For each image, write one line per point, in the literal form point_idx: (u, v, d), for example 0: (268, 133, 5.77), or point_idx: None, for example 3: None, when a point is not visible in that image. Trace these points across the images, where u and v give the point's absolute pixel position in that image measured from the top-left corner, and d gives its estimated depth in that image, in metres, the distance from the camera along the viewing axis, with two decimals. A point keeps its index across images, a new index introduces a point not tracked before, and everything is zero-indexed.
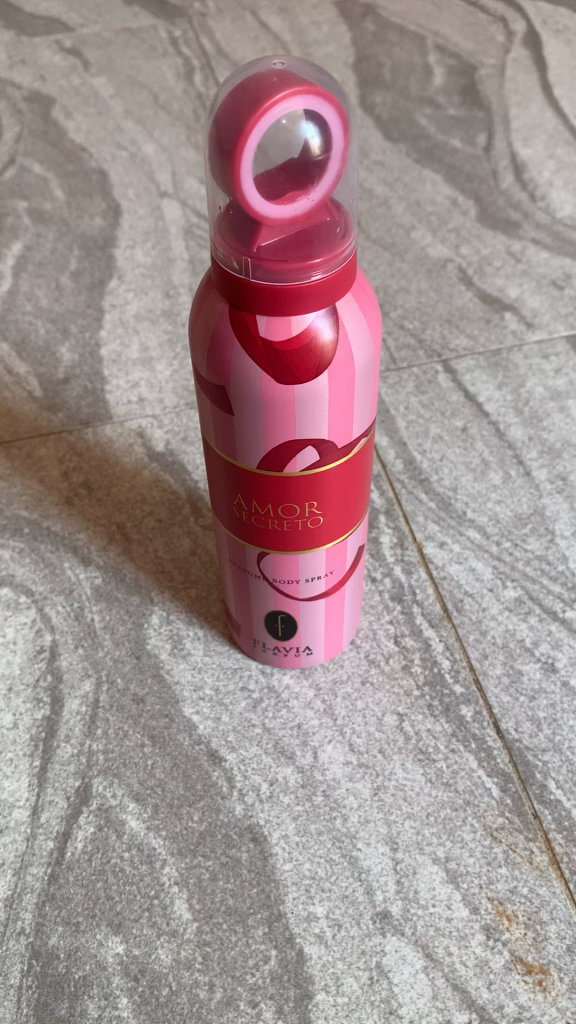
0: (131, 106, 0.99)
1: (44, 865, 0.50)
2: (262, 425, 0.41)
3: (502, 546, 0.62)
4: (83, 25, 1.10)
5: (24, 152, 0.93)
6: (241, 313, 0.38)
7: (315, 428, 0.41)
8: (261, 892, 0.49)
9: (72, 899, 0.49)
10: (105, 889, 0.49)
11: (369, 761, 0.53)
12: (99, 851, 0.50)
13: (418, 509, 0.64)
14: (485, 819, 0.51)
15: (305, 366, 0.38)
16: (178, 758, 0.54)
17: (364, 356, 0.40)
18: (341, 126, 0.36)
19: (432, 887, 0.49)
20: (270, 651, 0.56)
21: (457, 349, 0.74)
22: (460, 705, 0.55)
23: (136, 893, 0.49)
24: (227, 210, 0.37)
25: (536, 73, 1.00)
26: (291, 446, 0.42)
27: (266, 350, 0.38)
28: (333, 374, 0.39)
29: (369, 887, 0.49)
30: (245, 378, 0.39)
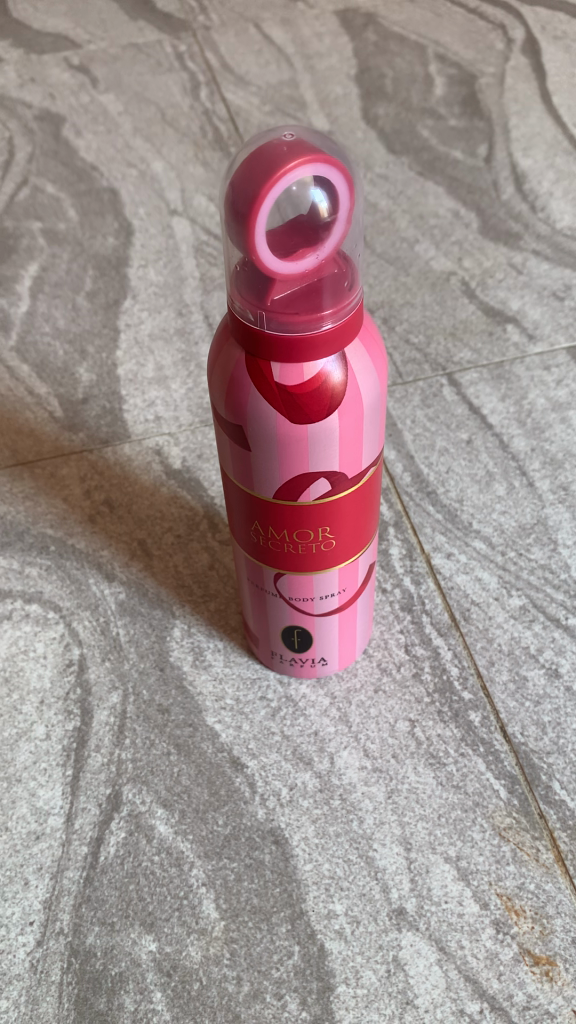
0: (139, 123, 1.02)
1: (80, 869, 0.53)
2: (277, 460, 0.43)
3: (507, 556, 0.65)
4: (90, 42, 1.12)
5: (36, 172, 0.96)
6: (256, 359, 0.41)
7: (327, 461, 0.44)
8: (284, 891, 0.52)
9: (107, 900, 0.52)
10: (137, 890, 0.52)
11: (383, 765, 0.57)
12: (130, 855, 0.54)
13: (426, 521, 0.67)
14: (494, 819, 0.54)
15: (317, 407, 0.41)
16: (202, 765, 0.57)
17: (371, 394, 0.43)
18: (347, 189, 0.38)
19: (444, 884, 0.52)
20: (287, 662, 0.59)
21: (461, 362, 0.77)
22: (468, 710, 0.58)
23: (166, 894, 0.52)
24: (243, 266, 0.40)
25: (536, 82, 1.02)
26: (304, 478, 0.44)
27: (281, 393, 0.41)
28: (343, 412, 0.42)
29: (384, 885, 0.52)
30: (261, 418, 0.42)
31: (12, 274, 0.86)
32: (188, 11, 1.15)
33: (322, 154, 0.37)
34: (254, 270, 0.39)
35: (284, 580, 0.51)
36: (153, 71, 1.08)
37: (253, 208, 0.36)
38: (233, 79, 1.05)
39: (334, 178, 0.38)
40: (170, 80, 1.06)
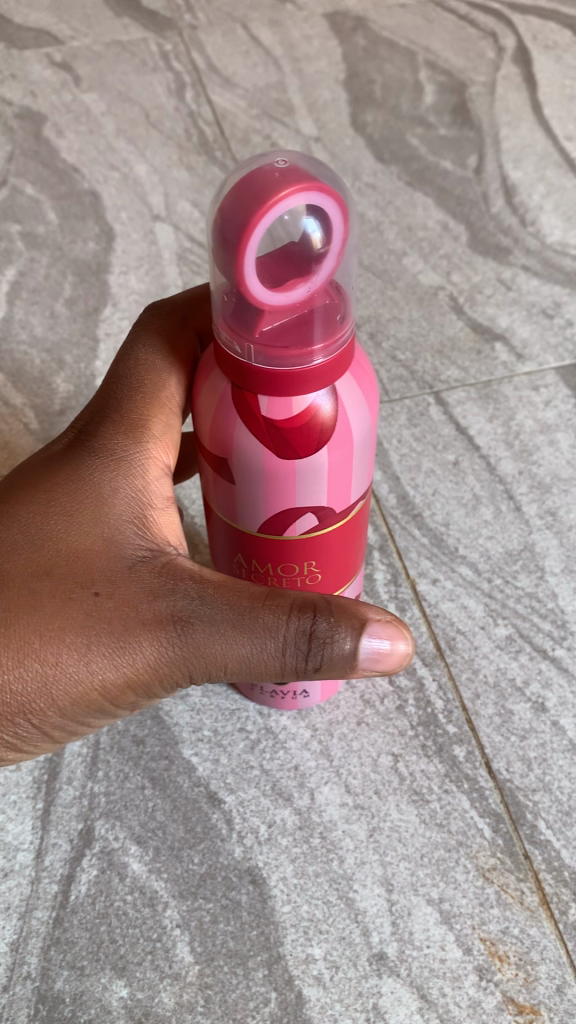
0: (122, 124, 0.99)
1: (49, 908, 0.51)
2: (263, 493, 0.42)
3: (493, 583, 0.64)
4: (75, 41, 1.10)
5: (16, 172, 0.93)
6: (242, 391, 0.39)
7: (314, 496, 0.42)
8: (261, 934, 0.50)
9: (77, 942, 0.50)
10: (108, 932, 0.50)
11: (365, 803, 0.55)
12: (102, 894, 0.52)
13: (411, 545, 0.66)
14: (478, 860, 0.53)
15: (305, 443, 0.39)
16: (178, 800, 0.55)
17: (361, 428, 0.41)
18: (341, 220, 0.36)
19: (427, 927, 0.50)
20: (268, 694, 0.57)
21: (448, 381, 0.75)
22: (453, 745, 0.57)
23: (139, 936, 0.50)
24: (231, 295, 0.38)
25: (527, 92, 1.01)
26: (290, 513, 0.42)
27: (268, 426, 0.39)
28: (332, 447, 0.40)
29: (365, 929, 0.50)
30: (247, 451, 0.40)
31: None
32: (175, 10, 1.13)
33: (316, 183, 0.35)
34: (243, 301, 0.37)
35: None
36: (138, 70, 1.05)
37: (242, 237, 0.34)
38: (220, 81, 1.03)
39: (328, 207, 0.36)
40: (155, 80, 1.04)
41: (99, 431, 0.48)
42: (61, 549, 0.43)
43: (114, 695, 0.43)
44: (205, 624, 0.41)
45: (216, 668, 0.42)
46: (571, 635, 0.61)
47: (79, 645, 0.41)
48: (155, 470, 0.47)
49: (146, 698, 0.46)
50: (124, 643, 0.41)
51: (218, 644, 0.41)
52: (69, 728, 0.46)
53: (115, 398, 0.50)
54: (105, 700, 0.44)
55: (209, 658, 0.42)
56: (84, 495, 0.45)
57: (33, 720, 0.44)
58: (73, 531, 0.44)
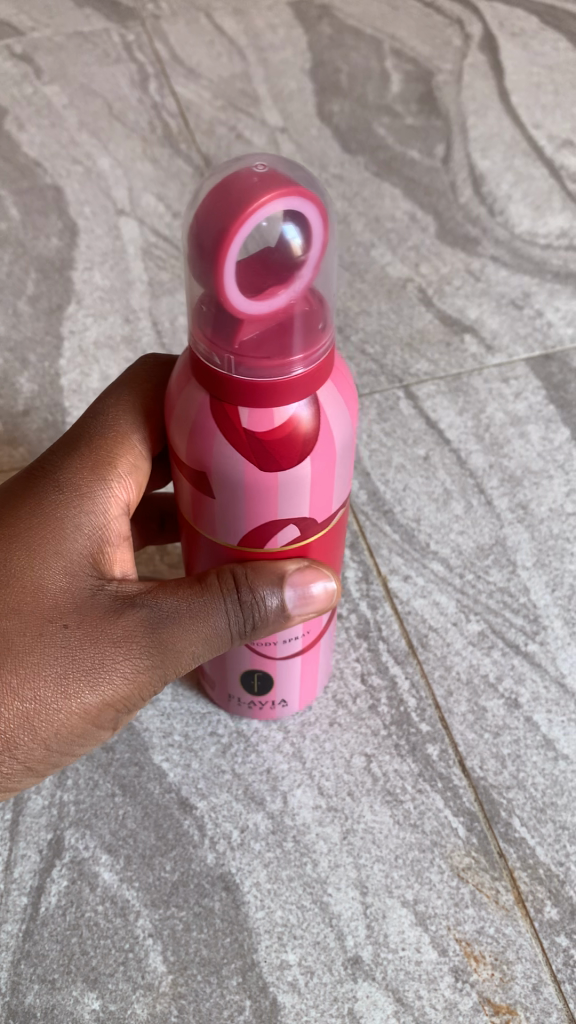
0: (84, 117, 0.97)
1: (19, 921, 0.50)
2: (244, 508, 0.40)
3: (465, 578, 0.63)
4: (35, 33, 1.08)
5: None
6: (221, 406, 0.38)
7: (297, 507, 0.41)
8: (235, 941, 0.50)
9: (48, 955, 0.49)
10: (80, 944, 0.49)
11: (338, 805, 0.54)
12: (73, 905, 0.51)
13: (383, 542, 0.65)
14: (452, 859, 0.52)
15: (289, 454, 0.38)
16: (149, 807, 0.54)
17: (343, 435, 0.40)
18: (320, 226, 0.36)
19: (402, 929, 0.50)
20: (245, 705, 0.56)
21: (418, 374, 0.74)
22: (426, 743, 0.56)
23: (111, 947, 0.49)
24: (205, 306, 0.37)
25: (494, 80, 1.00)
26: (272, 525, 0.41)
27: (250, 440, 0.38)
28: (315, 456, 0.39)
29: (339, 933, 0.50)
30: (228, 467, 0.39)
31: None
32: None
33: (297, 188, 0.34)
34: (220, 311, 0.36)
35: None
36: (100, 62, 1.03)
37: (222, 245, 0.33)
38: (183, 72, 1.01)
39: (308, 212, 0.35)
40: (117, 73, 1.02)
41: (52, 461, 0.47)
42: (26, 584, 0.42)
43: (91, 721, 0.44)
44: (168, 626, 0.43)
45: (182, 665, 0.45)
46: (543, 630, 0.61)
47: (58, 678, 0.42)
48: (116, 498, 0.46)
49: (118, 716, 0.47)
50: (99, 667, 0.42)
51: (183, 641, 0.44)
52: (47, 764, 0.46)
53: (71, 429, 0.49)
54: (86, 728, 0.44)
55: (176, 656, 0.44)
56: (43, 525, 0.44)
57: (19, 761, 0.44)
58: (33, 565, 0.43)
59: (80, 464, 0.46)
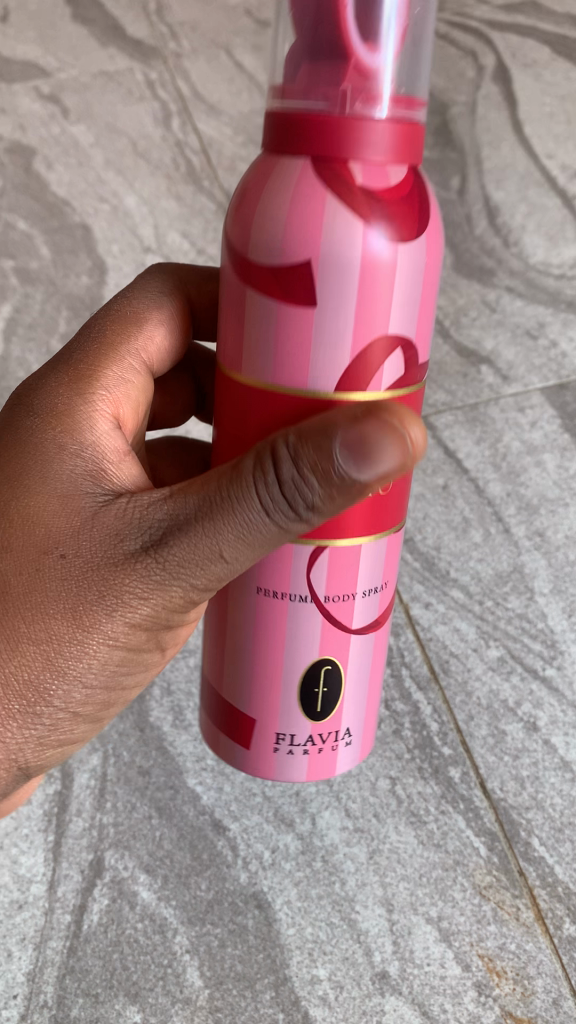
0: (110, 154, 0.92)
1: (62, 938, 0.62)
2: (353, 308, 0.38)
3: (484, 605, 0.72)
4: (42, 38, 0.92)
5: (8, 206, 0.91)
6: (330, 167, 0.37)
7: (401, 321, 0.39)
8: (267, 956, 0.61)
9: (91, 970, 0.61)
10: (120, 960, 0.61)
11: (365, 825, 0.66)
12: (113, 923, 0.62)
13: (404, 569, 0.73)
14: (476, 877, 0.64)
15: (404, 221, 0.38)
16: (184, 828, 0.66)
17: (439, 248, 0.40)
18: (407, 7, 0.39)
19: (426, 946, 0.62)
20: (299, 748, 0.48)
21: (436, 404, 0.78)
22: (448, 766, 0.68)
23: (151, 962, 0.61)
24: (304, 70, 0.38)
25: (509, 108, 0.86)
26: (374, 349, 0.39)
27: (365, 195, 0.36)
28: (421, 241, 0.38)
29: (368, 948, 0.62)
30: (339, 245, 0.36)
31: None
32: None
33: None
34: (322, 49, 0.37)
35: (321, 570, 0.43)
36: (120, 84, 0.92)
37: None
38: (206, 106, 0.93)
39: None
40: (141, 101, 0.92)
41: (43, 388, 0.49)
42: (20, 519, 0.43)
43: (119, 646, 0.44)
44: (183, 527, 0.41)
45: (212, 564, 0.42)
46: (560, 654, 0.70)
47: (70, 603, 0.42)
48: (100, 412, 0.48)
49: (165, 644, 0.46)
50: (108, 587, 0.42)
51: (204, 538, 0.41)
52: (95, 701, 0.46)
53: (58, 353, 0.52)
54: (115, 657, 0.44)
55: (199, 552, 0.41)
56: (35, 461, 0.45)
57: (60, 706, 0.44)
58: (27, 499, 0.44)
59: (62, 384, 0.49)
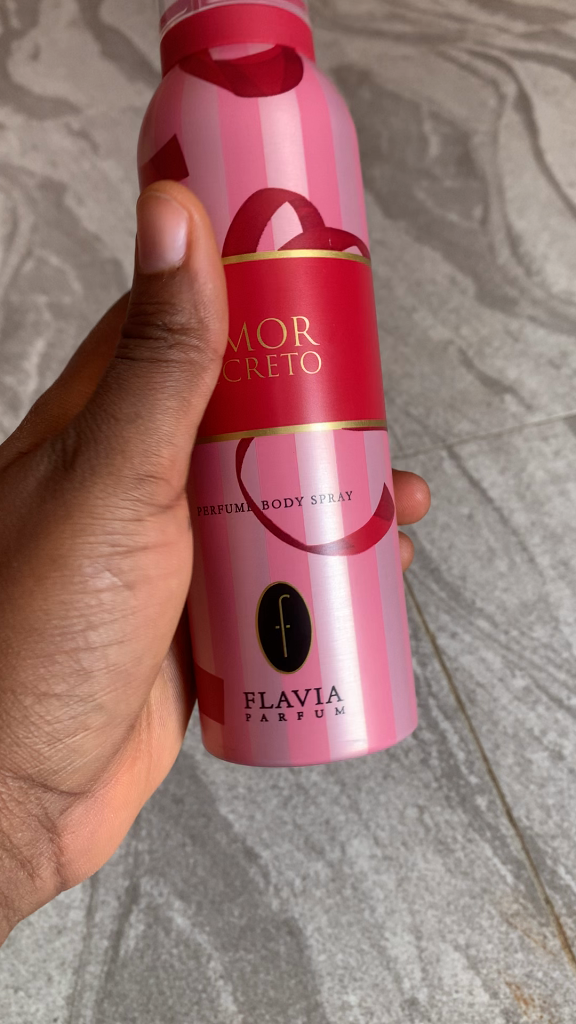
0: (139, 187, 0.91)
1: (101, 961, 0.70)
2: (228, 167, 0.47)
3: (510, 635, 0.76)
4: (73, 75, 0.92)
5: (40, 242, 0.91)
6: (197, 61, 0.48)
7: (280, 174, 0.47)
8: (299, 982, 0.68)
9: (128, 993, 0.68)
10: (156, 984, 0.68)
11: (393, 852, 0.71)
12: (149, 948, 0.69)
13: (431, 599, 0.77)
14: (502, 905, 0.70)
15: (261, 84, 0.47)
16: (217, 855, 0.71)
17: (313, 119, 0.48)
18: None
19: (454, 973, 0.68)
20: (277, 711, 0.49)
21: (460, 433, 0.81)
22: (475, 795, 0.72)
23: (186, 987, 0.68)
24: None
25: (530, 138, 0.87)
26: (258, 199, 0.47)
27: (222, 70, 0.47)
28: (283, 109, 0.47)
29: (397, 974, 0.68)
30: (206, 117, 0.47)
31: (20, 352, 0.90)
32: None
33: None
34: None
35: (249, 468, 0.48)
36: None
37: None
38: None
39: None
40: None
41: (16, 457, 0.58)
42: None
43: (63, 594, 0.47)
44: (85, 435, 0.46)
45: (120, 436, 0.45)
46: None
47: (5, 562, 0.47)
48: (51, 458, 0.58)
49: (129, 586, 0.49)
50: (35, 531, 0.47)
51: (101, 420, 0.45)
52: (79, 667, 0.49)
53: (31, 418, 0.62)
54: (62, 606, 0.47)
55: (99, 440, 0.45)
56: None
57: (39, 678, 0.48)
58: None
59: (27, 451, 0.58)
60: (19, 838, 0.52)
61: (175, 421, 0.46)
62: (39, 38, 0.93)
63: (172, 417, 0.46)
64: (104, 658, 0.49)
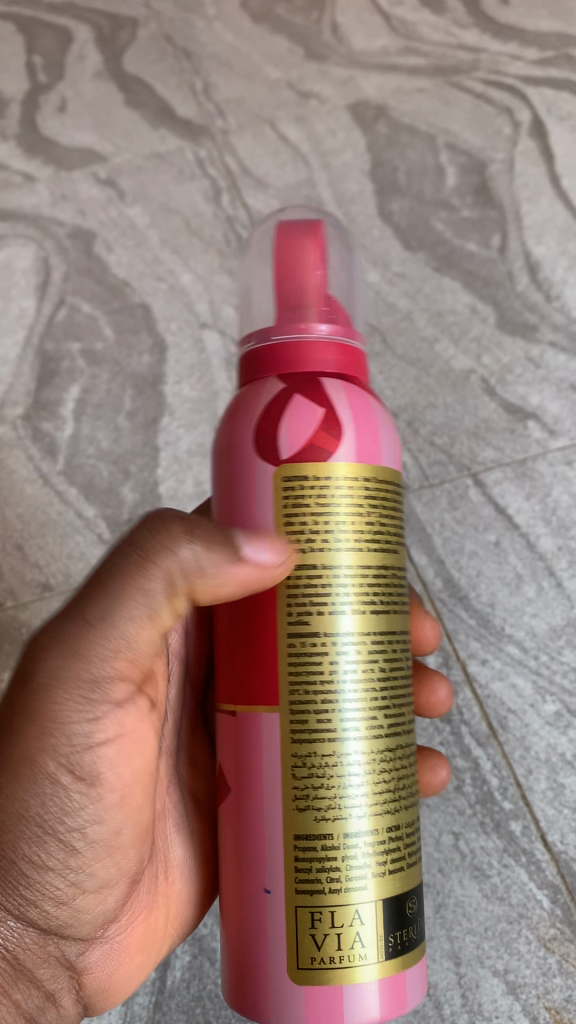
0: (164, 233, 0.94)
1: (150, 992, 0.71)
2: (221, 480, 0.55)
3: (540, 660, 0.77)
4: (99, 126, 0.96)
5: (72, 290, 0.93)
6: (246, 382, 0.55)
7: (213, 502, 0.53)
8: None
9: None
10: (203, 1013, 0.70)
11: (431, 880, 0.73)
12: (195, 978, 0.71)
13: (460, 627, 0.78)
14: (539, 930, 0.71)
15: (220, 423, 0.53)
16: None
17: (227, 450, 0.51)
18: (313, 269, 0.53)
19: (494, 998, 0.70)
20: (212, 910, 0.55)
21: (484, 461, 0.82)
22: (509, 820, 0.74)
23: (232, 1016, 0.70)
24: None
25: (546, 163, 0.90)
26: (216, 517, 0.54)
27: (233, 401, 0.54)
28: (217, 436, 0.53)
29: (438, 1001, 0.70)
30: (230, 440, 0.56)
31: (55, 400, 0.90)
32: (188, 43, 0.97)
33: (315, 223, 0.55)
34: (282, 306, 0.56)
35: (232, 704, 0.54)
36: (171, 163, 0.95)
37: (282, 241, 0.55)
38: (253, 180, 0.94)
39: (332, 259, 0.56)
40: (191, 181, 0.94)
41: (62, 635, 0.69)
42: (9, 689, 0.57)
43: (41, 787, 0.48)
44: (53, 630, 0.47)
45: (88, 638, 0.46)
46: None
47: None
48: None
49: (96, 769, 0.49)
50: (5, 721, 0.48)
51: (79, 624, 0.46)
52: (59, 841, 0.49)
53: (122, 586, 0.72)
54: (42, 799, 0.48)
55: (69, 647, 0.46)
56: None
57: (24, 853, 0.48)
58: None
59: None
60: (41, 976, 0.52)
61: (138, 627, 0.47)
62: (66, 91, 0.97)
63: (137, 627, 0.47)
64: (84, 836, 0.50)
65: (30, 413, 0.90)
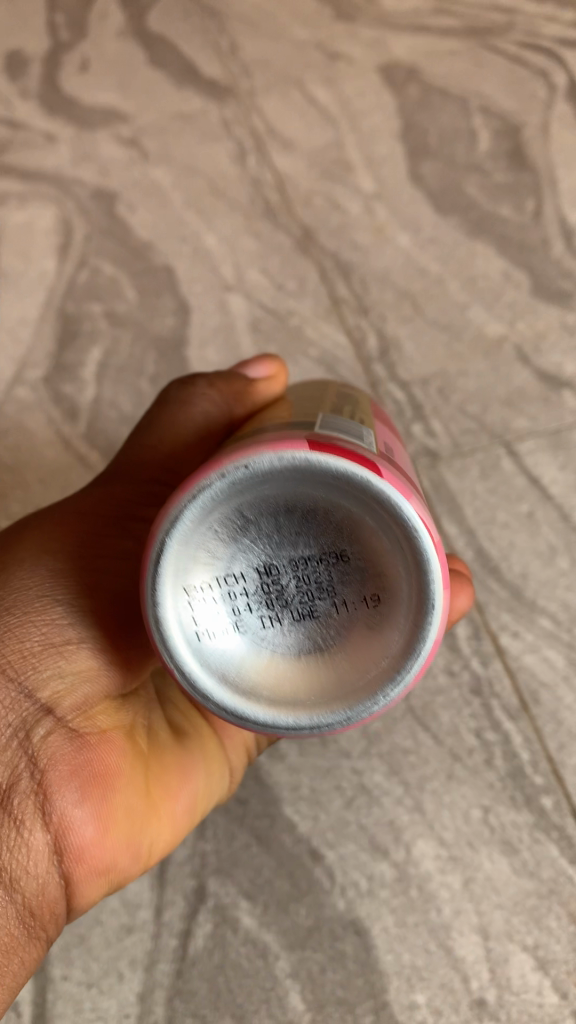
0: (188, 194, 0.90)
1: (171, 960, 0.62)
2: None
3: (572, 633, 0.72)
4: (122, 87, 0.94)
5: (94, 251, 0.88)
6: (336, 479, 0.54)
7: None
8: (367, 981, 0.62)
9: (197, 992, 0.61)
10: (225, 983, 0.61)
11: (459, 853, 0.65)
12: (218, 947, 0.62)
13: (491, 599, 0.73)
14: (570, 906, 0.64)
15: None
16: (283, 856, 0.65)
17: None
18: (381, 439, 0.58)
19: (523, 974, 0.62)
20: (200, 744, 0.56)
21: (518, 429, 0.79)
22: (540, 795, 0.67)
23: (255, 987, 0.61)
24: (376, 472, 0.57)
25: None
26: None
27: None
28: None
29: (465, 976, 0.62)
30: None
31: (76, 362, 0.84)
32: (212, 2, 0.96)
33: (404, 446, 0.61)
34: None
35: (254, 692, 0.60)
36: (196, 125, 0.92)
37: None
38: (281, 140, 0.91)
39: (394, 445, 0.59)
40: (216, 141, 0.92)
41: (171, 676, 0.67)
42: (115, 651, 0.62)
43: None
44: None
45: None
46: None
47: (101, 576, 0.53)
48: None
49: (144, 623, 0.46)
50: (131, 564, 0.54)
51: None
52: None
53: None
54: None
55: None
56: None
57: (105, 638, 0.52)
58: None
59: None
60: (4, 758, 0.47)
61: None
62: (87, 51, 0.95)
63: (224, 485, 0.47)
64: None
65: (50, 375, 0.84)
